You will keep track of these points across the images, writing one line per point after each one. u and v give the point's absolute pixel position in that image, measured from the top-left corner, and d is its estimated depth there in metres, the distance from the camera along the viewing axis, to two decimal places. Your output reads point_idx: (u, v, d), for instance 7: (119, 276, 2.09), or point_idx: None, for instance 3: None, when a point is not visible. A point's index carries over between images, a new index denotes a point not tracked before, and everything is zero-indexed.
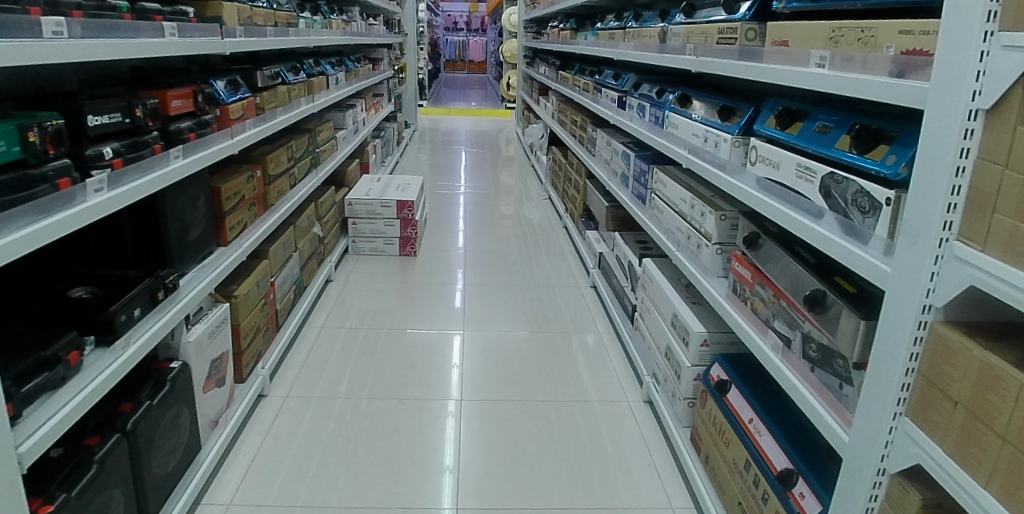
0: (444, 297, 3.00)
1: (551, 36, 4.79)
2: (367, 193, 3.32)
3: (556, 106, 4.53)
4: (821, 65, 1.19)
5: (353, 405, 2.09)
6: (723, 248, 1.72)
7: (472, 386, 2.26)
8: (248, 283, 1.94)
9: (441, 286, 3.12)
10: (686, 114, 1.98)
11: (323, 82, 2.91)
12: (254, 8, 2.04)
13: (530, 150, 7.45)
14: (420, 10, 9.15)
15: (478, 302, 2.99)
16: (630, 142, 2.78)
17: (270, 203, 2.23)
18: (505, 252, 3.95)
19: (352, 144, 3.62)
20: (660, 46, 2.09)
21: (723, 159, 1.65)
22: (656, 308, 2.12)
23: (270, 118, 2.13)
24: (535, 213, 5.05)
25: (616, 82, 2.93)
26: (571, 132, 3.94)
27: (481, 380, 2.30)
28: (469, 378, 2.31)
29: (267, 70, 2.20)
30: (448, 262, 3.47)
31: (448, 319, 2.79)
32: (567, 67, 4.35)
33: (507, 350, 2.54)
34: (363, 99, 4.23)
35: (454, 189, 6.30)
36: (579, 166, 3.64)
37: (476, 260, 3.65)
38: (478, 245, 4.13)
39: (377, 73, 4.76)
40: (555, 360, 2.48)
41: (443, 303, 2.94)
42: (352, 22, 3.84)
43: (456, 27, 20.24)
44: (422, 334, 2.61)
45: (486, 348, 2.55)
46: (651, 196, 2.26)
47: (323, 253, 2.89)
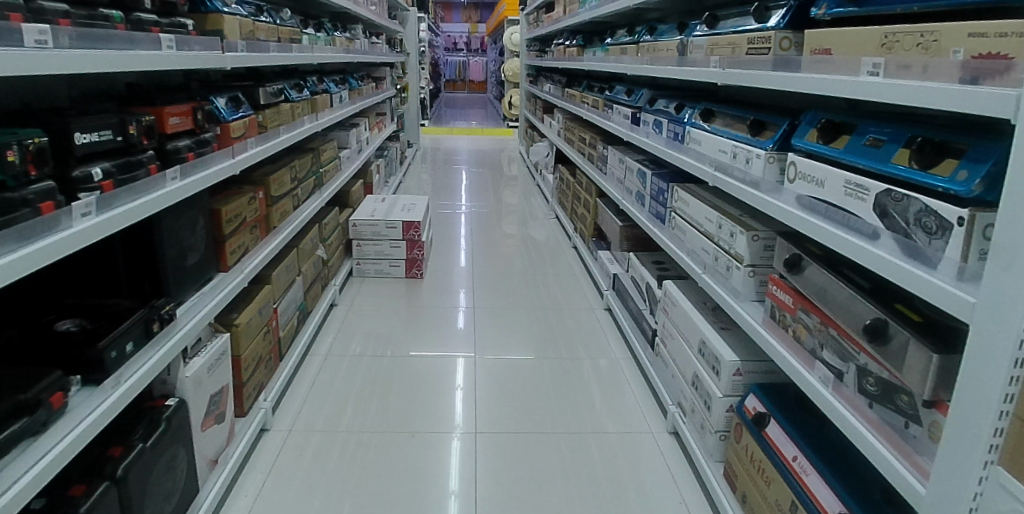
0: (446, 321, 2.87)
1: (556, 53, 4.74)
2: (371, 214, 3.22)
3: (563, 124, 4.46)
4: (873, 73, 1.10)
5: (355, 438, 1.96)
6: (757, 271, 1.63)
7: (480, 416, 2.13)
8: (250, 311, 1.83)
9: (446, 309, 2.99)
10: (710, 130, 1.89)
11: (326, 100, 2.84)
12: (257, 22, 1.96)
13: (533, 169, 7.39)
14: (421, 30, 9.16)
15: (484, 325, 2.87)
16: (645, 159, 2.69)
17: (273, 225, 2.13)
18: (511, 272, 3.84)
19: (356, 164, 3.54)
20: (679, 60, 2.02)
21: (756, 177, 1.55)
22: (680, 333, 2.01)
23: (273, 137, 2.04)
24: (540, 233, 4.95)
25: (628, 98, 2.86)
26: (580, 150, 3.86)
27: (490, 408, 2.18)
28: (478, 406, 2.19)
29: (269, 87, 2.12)
30: (452, 283, 3.35)
31: (451, 343, 2.66)
32: (573, 85, 4.29)
33: (517, 375, 2.43)
34: (367, 118, 4.16)
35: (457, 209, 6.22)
36: (588, 185, 3.56)
37: (482, 282, 3.53)
38: (483, 266, 4.01)
39: (380, 92, 4.71)
40: (568, 387, 2.35)
41: (446, 327, 2.81)
42: (355, 40, 3.79)
43: (456, 48, 20.39)
44: (425, 359, 2.50)
45: (494, 373, 2.43)
46: (671, 215, 2.17)
47: (327, 277, 2.79)
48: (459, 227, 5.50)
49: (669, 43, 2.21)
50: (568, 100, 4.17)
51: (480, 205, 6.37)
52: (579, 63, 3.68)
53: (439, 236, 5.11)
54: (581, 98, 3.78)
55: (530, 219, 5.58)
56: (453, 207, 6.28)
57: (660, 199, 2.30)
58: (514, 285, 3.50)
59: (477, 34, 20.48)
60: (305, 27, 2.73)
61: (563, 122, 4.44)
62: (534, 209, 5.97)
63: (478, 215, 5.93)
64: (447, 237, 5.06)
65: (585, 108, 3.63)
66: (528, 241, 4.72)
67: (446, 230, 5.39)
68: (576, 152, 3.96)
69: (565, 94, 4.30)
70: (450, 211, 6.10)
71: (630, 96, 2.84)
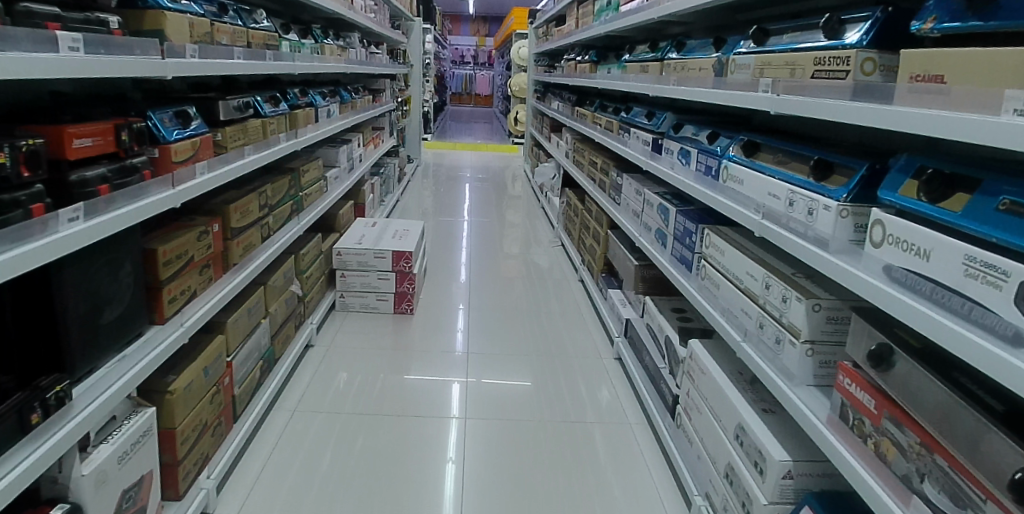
0: (442, 339, 2.77)
1: (566, 69, 4.46)
2: (358, 241, 2.90)
3: (572, 145, 4.16)
4: (1019, 112, 0.75)
5: (337, 469, 1.83)
6: (817, 349, 1.31)
7: (472, 444, 2.03)
8: (191, 372, 1.50)
9: (443, 329, 2.88)
10: (755, 166, 1.57)
11: (310, 114, 2.53)
12: (220, 24, 1.67)
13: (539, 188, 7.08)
14: (426, 41, 8.91)
15: (482, 348, 2.73)
16: (667, 192, 2.38)
17: (232, 262, 1.81)
18: (512, 290, 3.69)
19: (345, 184, 3.22)
20: (718, 82, 1.70)
21: (821, 233, 1.24)
22: (710, 407, 1.68)
23: (235, 159, 1.73)
24: (544, 257, 4.63)
25: (648, 121, 2.55)
26: (590, 175, 3.55)
27: (483, 436, 2.08)
28: (471, 434, 2.08)
29: (235, 100, 1.81)
30: (450, 304, 3.25)
31: (447, 362, 2.57)
32: (584, 104, 3.99)
33: (513, 407, 2.28)
34: (361, 133, 3.86)
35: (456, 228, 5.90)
36: (599, 214, 3.24)
37: (481, 302, 3.39)
38: (483, 282, 3.88)
39: (378, 105, 4.41)
40: (568, 422, 2.20)
41: (442, 345, 2.71)
42: (350, 49, 3.50)
43: (463, 61, 20.24)
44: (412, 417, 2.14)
45: (490, 403, 2.29)
46: (702, 263, 1.85)
47: (303, 314, 2.46)
48: (458, 244, 5.19)
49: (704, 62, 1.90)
50: (579, 120, 3.87)
51: (481, 223, 6.06)
52: (591, 81, 3.38)
53: (436, 255, 4.78)
54: (593, 118, 3.47)
55: (533, 241, 5.27)
56: (452, 224, 5.97)
57: (688, 243, 1.97)
58: (515, 305, 3.36)
59: (484, 48, 20.33)
60: (289, 32, 2.43)
61: (572, 143, 4.13)
62: (538, 231, 5.66)
63: (479, 234, 5.62)
64: (443, 256, 4.73)
65: (597, 130, 3.32)
66: (530, 266, 4.40)
67: (443, 247, 5.07)
68: (586, 177, 3.64)
69: (576, 113, 3.99)
70: (449, 229, 5.79)
71: (651, 119, 2.52)
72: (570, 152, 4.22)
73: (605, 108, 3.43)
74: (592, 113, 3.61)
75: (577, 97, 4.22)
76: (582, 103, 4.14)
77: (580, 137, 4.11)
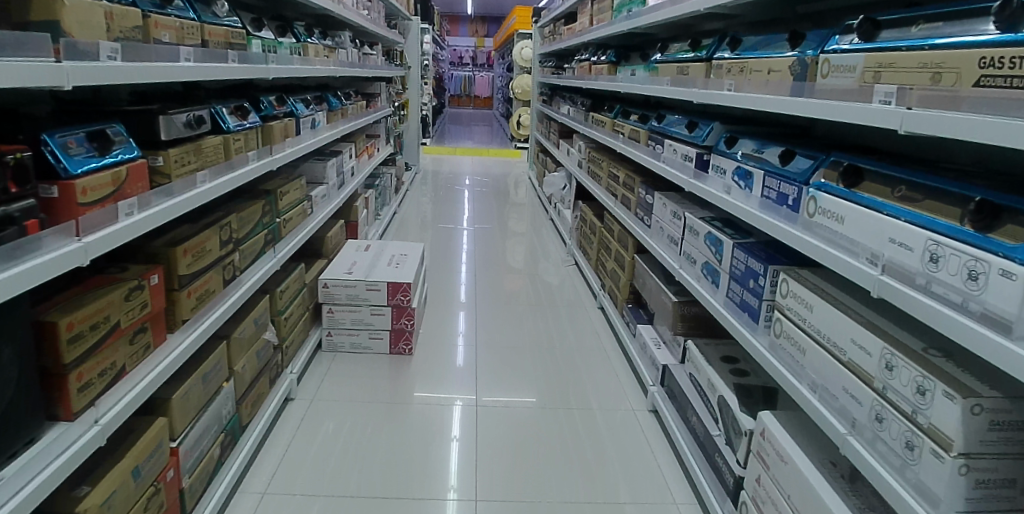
0: (443, 351, 2.67)
1: (578, 71, 4.09)
2: (348, 272, 2.52)
3: (586, 154, 3.78)
4: None
5: (338, 488, 1.74)
6: (972, 465, 0.93)
7: (477, 454, 1.96)
8: (115, 478, 1.12)
9: (444, 342, 2.79)
10: (863, 200, 1.20)
11: (290, 126, 2.15)
12: (160, 16, 1.29)
13: (543, 195, 6.72)
14: (424, 41, 8.52)
15: (484, 361, 2.63)
16: (717, 219, 1.99)
17: (179, 322, 1.43)
18: (515, 301, 3.57)
19: (334, 202, 2.84)
20: (805, 90, 1.32)
21: (985, 305, 0.85)
22: (790, 505, 1.30)
23: (182, 191, 1.35)
24: (554, 272, 4.25)
25: (689, 133, 2.16)
26: (610, 190, 3.17)
27: (488, 446, 2.01)
28: (476, 443, 2.02)
29: (188, 114, 1.43)
30: (451, 318, 3.15)
31: (450, 372, 2.48)
32: (600, 109, 3.61)
33: (517, 422, 2.17)
34: (353, 143, 3.48)
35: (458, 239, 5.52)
36: (622, 235, 2.86)
37: (484, 314, 3.29)
38: (485, 291, 3.74)
39: (373, 111, 4.04)
40: (587, 468, 1.93)
41: (443, 357, 2.61)
42: (341, 50, 3.12)
43: (462, 62, 19.88)
44: (411, 442, 2.00)
45: (494, 416, 2.19)
46: (779, 317, 1.49)
47: (280, 365, 2.08)
48: (460, 256, 4.81)
49: (776, 65, 1.52)
50: (594, 127, 3.49)
51: (483, 232, 5.69)
52: (612, 84, 3.00)
53: (436, 270, 4.40)
54: (615, 126, 3.08)
55: (541, 253, 4.90)
56: (452, 233, 5.59)
57: (759, 291, 1.59)
58: (518, 317, 3.24)
59: (483, 49, 19.96)
60: (263, 29, 2.03)
61: (587, 152, 3.75)
62: (545, 242, 5.28)
63: (482, 244, 5.24)
64: (444, 271, 4.35)
65: (620, 140, 2.93)
66: (539, 283, 4.02)
67: (444, 261, 4.68)
68: (606, 191, 3.26)
69: (591, 119, 3.61)
70: (450, 239, 5.41)
71: (693, 130, 2.14)
72: (584, 161, 3.84)
73: (627, 114, 3.05)
74: (612, 119, 3.22)
75: (591, 101, 3.83)
76: (597, 108, 3.75)
77: (595, 146, 3.73)
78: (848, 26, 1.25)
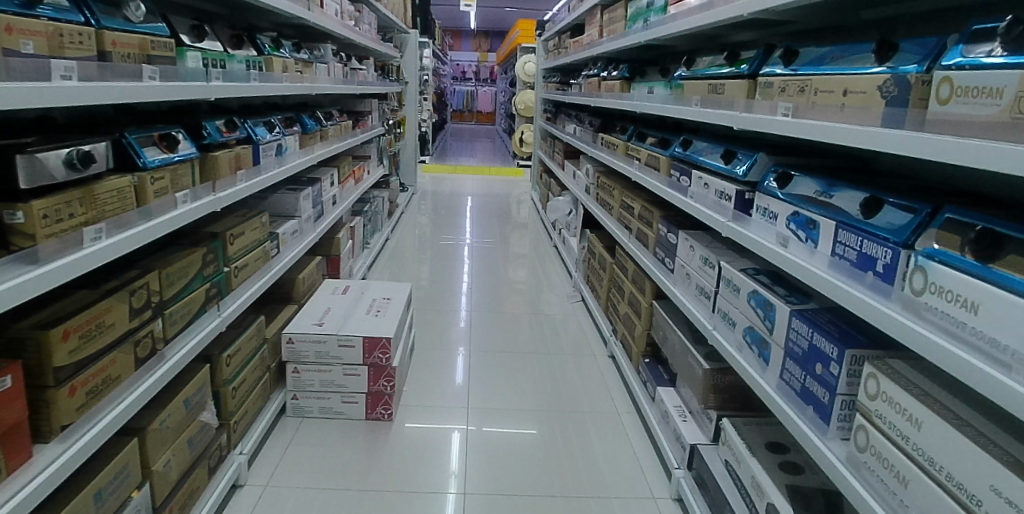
0: (441, 374, 2.70)
1: (585, 87, 3.74)
2: (318, 323, 2.14)
3: (594, 179, 3.43)
4: None
5: None
6: None
7: (474, 468, 1.96)
8: None
9: (440, 366, 2.80)
10: (1008, 280, 0.81)
11: (246, 155, 1.80)
12: (18, 18, 0.92)
13: (546, 216, 6.37)
14: (423, 56, 8.26)
15: (480, 382, 2.63)
16: (762, 272, 1.61)
17: (58, 433, 1.07)
18: (515, 322, 3.54)
19: (308, 238, 2.48)
20: (920, 127, 0.95)
21: None
22: None
23: (53, 258, 0.96)
24: (557, 303, 3.88)
25: (724, 164, 1.79)
26: (623, 222, 2.80)
27: (484, 463, 1.99)
28: (471, 457, 2.01)
29: (77, 151, 1.07)
30: (448, 342, 3.14)
31: (448, 390, 2.52)
32: (610, 130, 3.25)
33: (514, 443, 2.14)
34: (337, 167, 3.13)
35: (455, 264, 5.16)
36: (638, 276, 2.49)
37: (482, 338, 3.24)
38: (484, 315, 3.69)
39: (362, 131, 3.71)
40: None
41: (441, 379, 2.64)
42: (322, 64, 2.78)
43: (465, 77, 19.70)
44: (407, 471, 1.91)
45: (490, 444, 2.10)
46: (869, 427, 1.10)
47: (223, 447, 1.71)
48: (457, 284, 4.45)
49: (864, 84, 1.16)
50: (604, 150, 3.14)
51: (482, 256, 5.33)
52: (626, 103, 2.65)
53: (429, 301, 4.03)
54: (628, 151, 2.72)
55: (543, 281, 4.53)
56: (450, 256, 5.24)
57: (832, 382, 1.22)
58: (516, 340, 3.22)
59: (485, 64, 19.77)
60: (204, 38, 1.67)
61: (595, 177, 3.39)
62: (549, 267, 4.92)
63: (480, 270, 4.88)
64: (438, 303, 3.99)
65: (635, 167, 2.57)
66: (542, 317, 3.65)
67: (439, 290, 4.32)
68: (618, 222, 2.88)
69: (600, 141, 3.26)
70: (446, 263, 5.06)
71: (729, 160, 1.77)
72: (592, 185, 3.48)
73: (643, 137, 2.68)
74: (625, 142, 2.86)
75: (600, 121, 3.47)
76: (607, 128, 3.39)
77: (605, 170, 3.38)
78: (986, 33, 0.91)
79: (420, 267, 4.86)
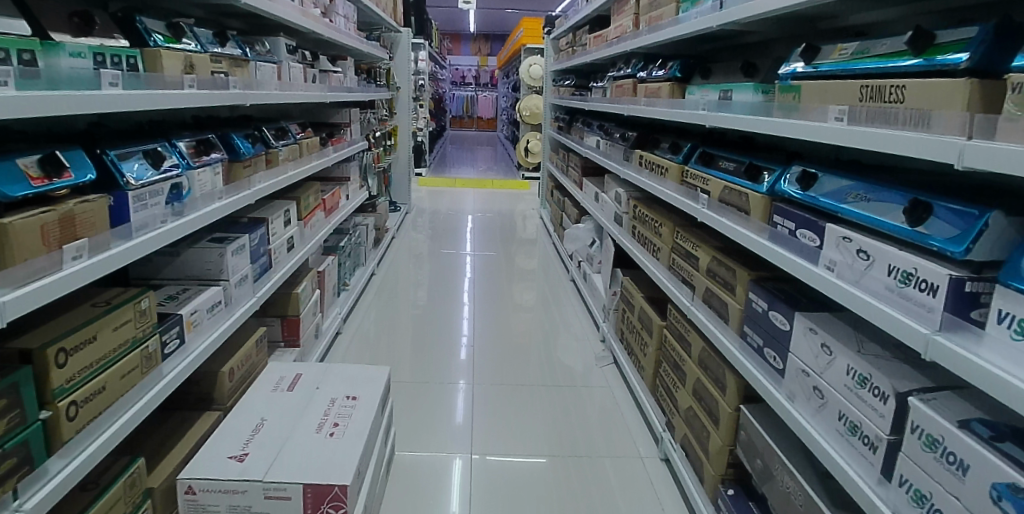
0: (436, 401, 2.53)
1: (611, 91, 3.01)
2: (238, 455, 1.40)
3: (628, 209, 2.69)
4: None
5: None
6: None
7: (477, 495, 1.91)
8: None
9: (437, 390, 2.64)
10: None
11: (91, 211, 1.05)
12: None
13: (555, 233, 5.69)
14: (417, 59, 7.55)
15: (484, 411, 2.45)
16: (1014, 441, 0.84)
17: None
18: (520, 338, 3.32)
19: (239, 312, 1.75)
20: None
21: None
22: None
23: None
24: (578, 350, 3.12)
25: (908, 225, 1.03)
26: (678, 275, 2.05)
27: (486, 492, 1.92)
28: (474, 484, 1.96)
29: None
30: (445, 368, 2.89)
31: (445, 420, 2.36)
32: (650, 146, 2.51)
33: (522, 483, 1.97)
34: (297, 198, 2.40)
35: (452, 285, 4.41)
36: (709, 359, 1.75)
37: (483, 361, 2.97)
38: (486, 330, 3.44)
39: (335, 148, 2.98)
40: None
41: (436, 407, 2.48)
42: (268, 62, 2.04)
43: (465, 81, 19.01)
44: (409, 497, 1.88)
45: (494, 476, 2.01)
46: None
47: None
48: (457, 314, 3.70)
49: None
50: (644, 174, 2.40)
51: (485, 279, 4.58)
52: (686, 114, 1.90)
53: (422, 336, 3.28)
54: (690, 180, 1.96)
55: (557, 314, 3.77)
56: (448, 280, 4.49)
57: None
58: (524, 361, 2.97)
59: (485, 68, 19.09)
60: None
61: (631, 207, 2.64)
62: (563, 295, 4.17)
63: (484, 297, 4.13)
64: (433, 340, 3.24)
65: (705, 207, 1.80)
66: (558, 368, 2.90)
67: (434, 321, 3.57)
68: (670, 274, 2.12)
69: (639, 162, 2.50)
70: (444, 287, 4.30)
71: (919, 222, 1.02)
72: (626, 215, 2.72)
73: (710, 161, 1.92)
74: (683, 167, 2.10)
75: (635, 135, 2.72)
76: (645, 144, 2.63)
77: (643, 198, 2.63)
78: None
79: (413, 293, 4.11)
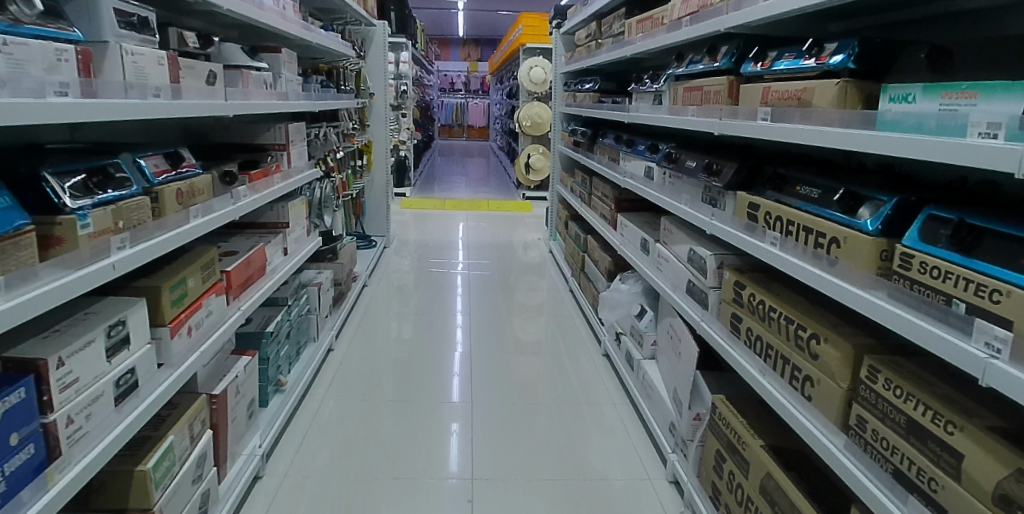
0: (423, 452, 2.09)
1: (682, 98, 1.99)
2: None
3: (726, 288, 1.67)
4: None
5: None
6: None
7: None
8: None
9: (423, 479, 1.93)
10: None
11: None
12: None
13: (563, 261, 4.71)
14: (396, 61, 6.55)
15: (485, 490, 1.89)
16: None
17: None
18: (527, 387, 2.67)
19: None
20: None
21: None
22: None
23: None
24: (619, 459, 2.09)
25: None
26: (892, 471, 1.03)
27: None
28: None
29: None
30: (436, 418, 2.36)
31: None
32: (778, 194, 1.50)
33: None
34: (176, 292, 1.38)
35: (439, 332, 3.35)
36: None
37: (484, 415, 2.40)
38: (483, 364, 2.90)
39: (261, 185, 1.95)
40: None
41: (424, 459, 2.05)
42: (50, 40, 0.99)
43: (453, 89, 18.06)
44: None
45: None
46: None
47: None
48: (445, 384, 2.67)
49: None
50: (778, 245, 1.39)
51: (482, 324, 3.52)
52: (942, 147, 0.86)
53: (394, 435, 2.20)
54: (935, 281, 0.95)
55: (574, 381, 2.74)
56: (434, 326, 3.42)
57: None
58: (530, 409, 2.45)
59: (475, 74, 18.21)
60: None
61: (734, 287, 1.62)
62: (581, 349, 3.13)
63: (481, 350, 3.10)
64: (413, 438, 2.18)
65: (1007, 360, 0.75)
66: (591, 489, 1.92)
67: (414, 384, 2.66)
68: (862, 456, 1.10)
69: (764, 220, 1.48)
70: (427, 338, 3.25)
71: None
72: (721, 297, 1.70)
73: (984, 248, 0.89)
74: (892, 247, 1.08)
75: (734, 167, 1.68)
76: (763, 184, 1.59)
77: (758, 275, 1.60)
78: None
79: (388, 348, 3.05)
